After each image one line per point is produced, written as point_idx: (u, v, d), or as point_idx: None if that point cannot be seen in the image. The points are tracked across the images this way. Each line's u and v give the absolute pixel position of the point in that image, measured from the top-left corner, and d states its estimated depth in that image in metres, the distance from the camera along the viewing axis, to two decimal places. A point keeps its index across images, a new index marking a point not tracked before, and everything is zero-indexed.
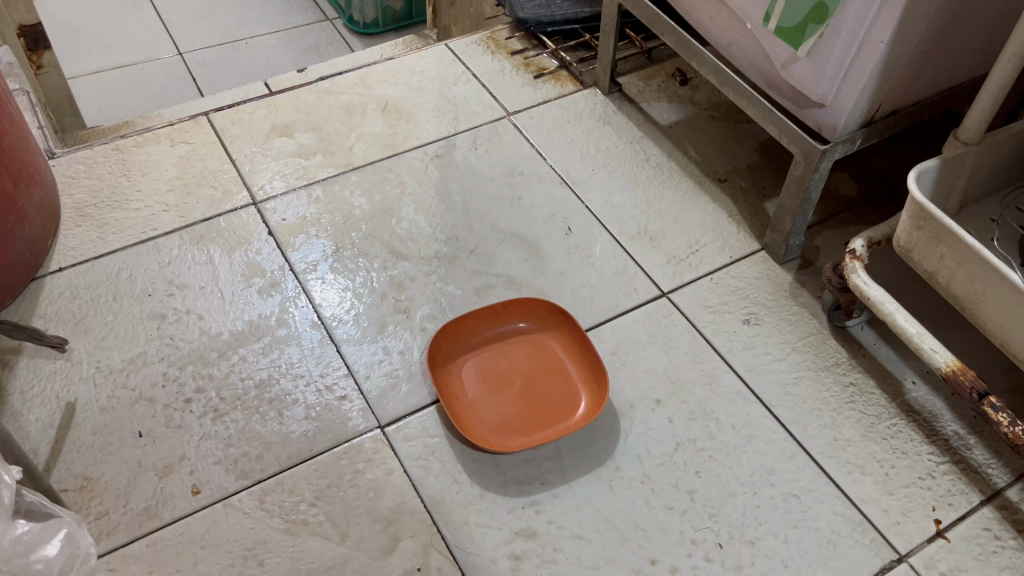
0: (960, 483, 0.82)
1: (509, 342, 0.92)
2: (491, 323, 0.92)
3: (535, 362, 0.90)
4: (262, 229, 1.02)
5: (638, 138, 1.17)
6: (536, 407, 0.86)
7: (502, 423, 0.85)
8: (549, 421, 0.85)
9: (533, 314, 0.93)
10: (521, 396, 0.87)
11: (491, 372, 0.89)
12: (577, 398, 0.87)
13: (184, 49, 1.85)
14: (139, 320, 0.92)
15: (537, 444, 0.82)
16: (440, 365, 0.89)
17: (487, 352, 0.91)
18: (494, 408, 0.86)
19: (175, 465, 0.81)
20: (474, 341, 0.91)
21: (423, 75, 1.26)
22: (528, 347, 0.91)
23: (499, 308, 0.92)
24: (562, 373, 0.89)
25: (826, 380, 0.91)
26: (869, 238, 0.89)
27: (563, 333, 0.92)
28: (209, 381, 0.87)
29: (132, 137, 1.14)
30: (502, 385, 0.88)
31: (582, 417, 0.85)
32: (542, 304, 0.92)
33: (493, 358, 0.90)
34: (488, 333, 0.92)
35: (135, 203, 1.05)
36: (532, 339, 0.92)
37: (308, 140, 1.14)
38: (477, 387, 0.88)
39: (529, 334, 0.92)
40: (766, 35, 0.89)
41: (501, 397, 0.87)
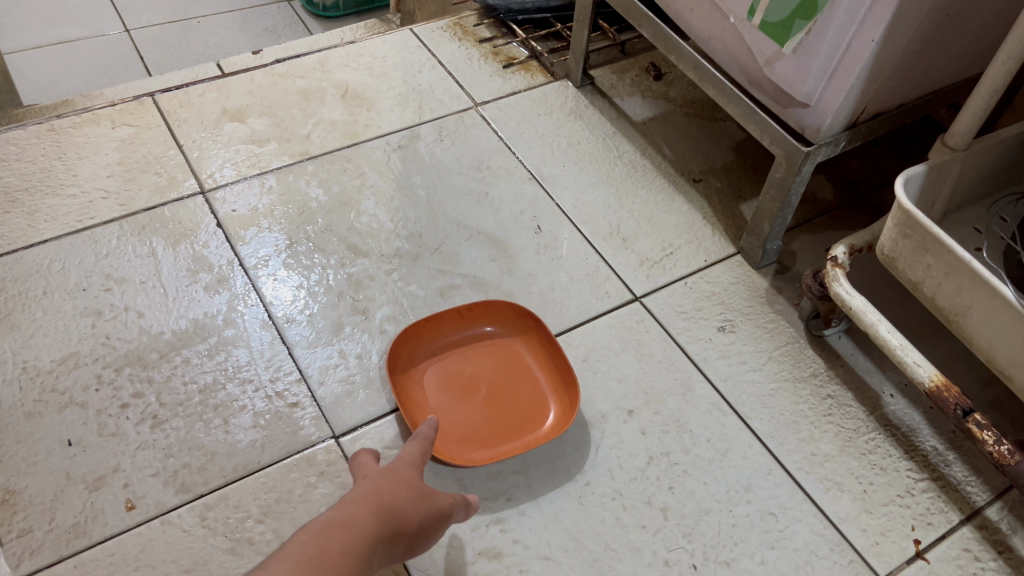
0: (939, 502, 0.79)
1: (475, 348, 0.87)
2: (455, 326, 0.87)
3: (502, 369, 0.85)
4: (210, 220, 0.95)
5: (610, 133, 1.13)
6: (503, 417, 0.81)
7: (467, 436, 0.79)
8: (515, 432, 0.80)
9: (501, 318, 0.88)
10: (487, 404, 0.82)
11: (456, 379, 0.84)
12: (546, 408, 0.82)
13: (133, 26, 1.75)
14: (72, 317, 0.85)
15: (502, 458, 0.77)
16: (401, 370, 0.83)
17: (451, 358, 0.85)
18: (459, 419, 0.81)
19: (107, 477, 0.74)
20: (438, 346, 0.86)
21: (386, 61, 1.20)
22: (494, 353, 0.86)
23: (465, 311, 0.86)
24: (531, 382, 0.84)
25: (802, 392, 0.87)
26: (851, 246, 0.86)
27: (531, 338, 0.87)
28: (148, 385, 0.80)
29: (69, 118, 1.06)
30: (467, 394, 0.83)
31: (551, 429, 0.80)
32: (510, 307, 0.87)
33: (458, 364, 0.85)
34: (452, 337, 0.87)
35: (71, 188, 0.97)
36: (499, 345, 0.87)
37: (262, 125, 1.08)
38: (441, 396, 0.82)
39: (496, 339, 0.87)
40: (750, 30, 0.85)
41: (466, 407, 0.81)
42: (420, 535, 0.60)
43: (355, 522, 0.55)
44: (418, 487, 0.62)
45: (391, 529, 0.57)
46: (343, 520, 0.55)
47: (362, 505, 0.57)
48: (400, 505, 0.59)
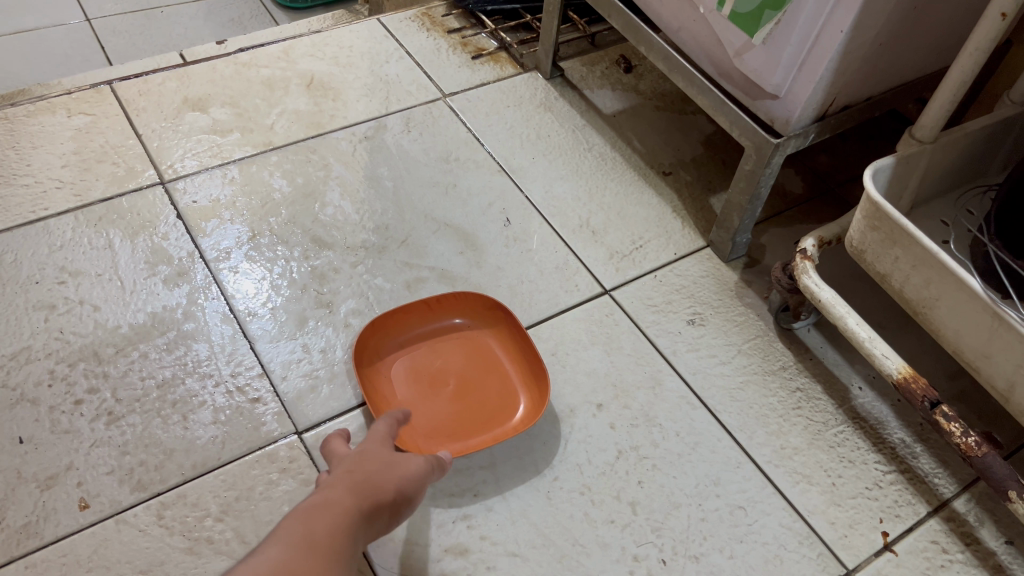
0: (907, 494, 0.79)
1: (444, 341, 0.85)
2: (424, 319, 0.86)
3: (471, 363, 0.84)
4: (169, 212, 0.93)
5: (580, 126, 1.12)
6: (472, 410, 0.80)
7: (434, 429, 0.78)
8: (484, 426, 0.79)
9: (468, 311, 0.87)
10: (455, 397, 0.81)
11: (424, 372, 0.82)
12: (515, 400, 0.81)
13: (94, 15, 1.71)
14: (24, 311, 0.82)
15: (471, 451, 0.76)
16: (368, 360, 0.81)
17: (419, 351, 0.84)
18: (427, 413, 0.79)
19: (60, 476, 0.71)
20: (406, 339, 0.85)
21: (352, 50, 1.18)
22: (463, 348, 0.85)
23: (433, 303, 0.85)
24: (501, 376, 0.83)
25: (771, 385, 0.87)
26: (820, 238, 0.85)
27: (500, 331, 0.86)
28: (103, 381, 0.78)
29: (23, 106, 1.02)
30: (435, 387, 0.81)
31: (520, 422, 0.79)
32: (478, 300, 0.86)
33: (427, 357, 0.84)
34: (420, 331, 0.85)
35: (24, 178, 0.94)
36: (468, 339, 0.86)
37: (225, 115, 1.05)
38: (409, 388, 0.81)
39: (465, 333, 0.86)
40: (720, 20, 0.84)
41: (434, 401, 0.80)
42: (400, 502, 0.61)
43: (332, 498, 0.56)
44: (393, 458, 0.64)
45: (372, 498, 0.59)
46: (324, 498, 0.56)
47: (337, 487, 0.58)
48: (376, 476, 0.61)
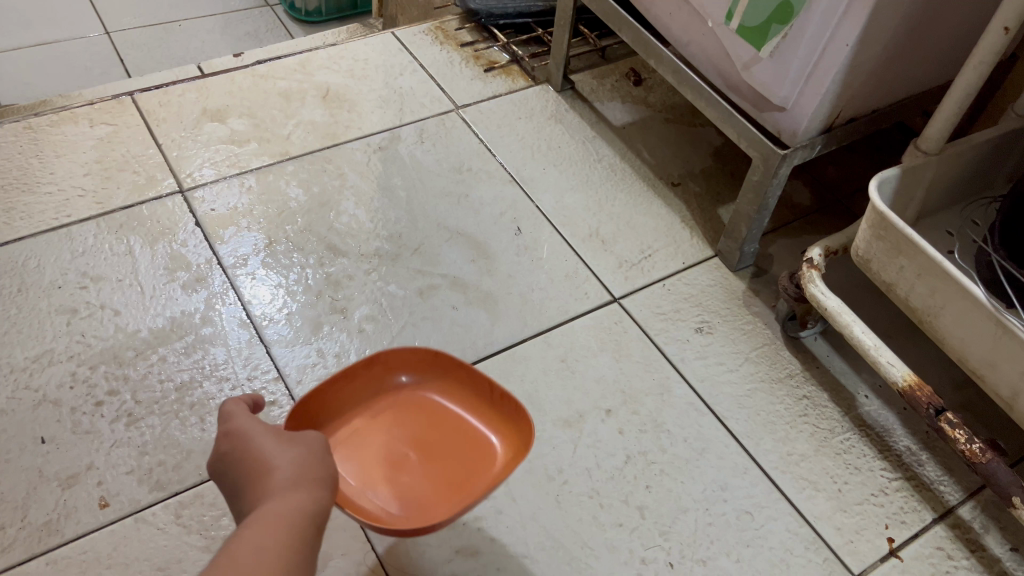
0: (912, 501, 0.80)
1: (469, 435, 0.74)
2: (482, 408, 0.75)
3: (455, 471, 0.71)
4: (188, 219, 0.95)
5: (590, 137, 1.13)
6: (393, 483, 0.70)
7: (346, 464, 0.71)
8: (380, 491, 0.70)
9: (507, 442, 0.72)
10: (410, 463, 0.72)
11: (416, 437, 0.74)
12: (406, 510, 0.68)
13: (113, 28, 1.74)
14: (47, 315, 0.84)
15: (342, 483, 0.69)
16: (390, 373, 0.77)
17: (443, 420, 0.75)
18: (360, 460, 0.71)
19: (80, 475, 0.73)
20: (444, 407, 0.76)
21: (367, 63, 1.20)
22: (474, 453, 0.72)
23: (495, 396, 0.73)
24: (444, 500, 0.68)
25: (778, 393, 0.88)
26: (826, 248, 0.87)
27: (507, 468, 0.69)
28: (123, 383, 0.80)
29: (47, 116, 1.05)
30: (403, 457, 0.72)
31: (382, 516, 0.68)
32: (519, 436, 0.71)
33: (437, 432, 0.74)
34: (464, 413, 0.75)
35: (47, 186, 0.96)
36: (491, 457, 0.72)
37: (242, 126, 1.07)
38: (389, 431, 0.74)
39: (497, 448, 0.72)
40: (728, 34, 0.86)
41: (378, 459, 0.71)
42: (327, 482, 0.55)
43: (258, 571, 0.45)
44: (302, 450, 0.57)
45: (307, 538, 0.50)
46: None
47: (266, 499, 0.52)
48: (303, 504, 0.52)
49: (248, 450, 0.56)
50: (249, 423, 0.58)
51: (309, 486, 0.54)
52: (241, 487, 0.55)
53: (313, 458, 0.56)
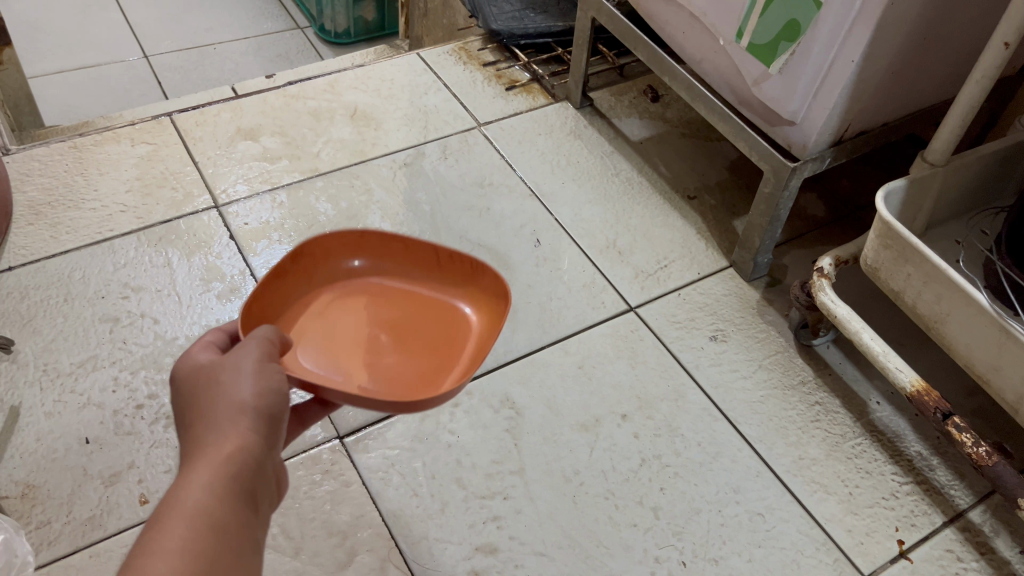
0: (923, 504, 0.82)
1: (426, 306, 0.77)
2: (431, 277, 0.78)
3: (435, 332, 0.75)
4: (223, 233, 1.00)
5: (608, 152, 1.17)
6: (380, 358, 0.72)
7: (309, 347, 0.71)
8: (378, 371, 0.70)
9: (469, 309, 0.77)
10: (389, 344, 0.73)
11: (376, 318, 0.76)
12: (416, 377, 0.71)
13: (151, 52, 1.81)
14: (91, 323, 0.89)
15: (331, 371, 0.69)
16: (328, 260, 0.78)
17: (393, 297, 0.78)
18: (321, 342, 0.72)
19: (122, 473, 0.78)
20: (388, 286, 0.78)
21: (393, 83, 1.25)
22: (436, 322, 0.76)
23: (444, 259, 0.78)
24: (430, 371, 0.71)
25: (791, 399, 0.90)
26: (836, 258, 0.89)
27: (487, 333, 0.74)
28: (162, 387, 0.84)
29: (90, 136, 1.11)
30: (367, 335, 0.74)
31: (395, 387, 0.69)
32: (479, 289, 0.77)
33: (392, 308, 0.77)
34: (413, 284, 0.79)
35: (91, 202, 1.02)
36: (454, 323, 0.76)
37: (274, 144, 1.12)
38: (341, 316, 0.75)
39: (457, 315, 0.77)
40: (738, 52, 0.89)
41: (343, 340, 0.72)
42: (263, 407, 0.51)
43: (155, 543, 0.42)
44: (233, 371, 0.52)
45: (229, 492, 0.47)
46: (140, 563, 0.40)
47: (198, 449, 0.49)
48: (230, 451, 0.48)
49: (188, 380, 0.52)
50: (194, 351, 0.55)
51: (236, 421, 0.50)
52: (182, 422, 0.52)
53: (248, 378, 0.52)
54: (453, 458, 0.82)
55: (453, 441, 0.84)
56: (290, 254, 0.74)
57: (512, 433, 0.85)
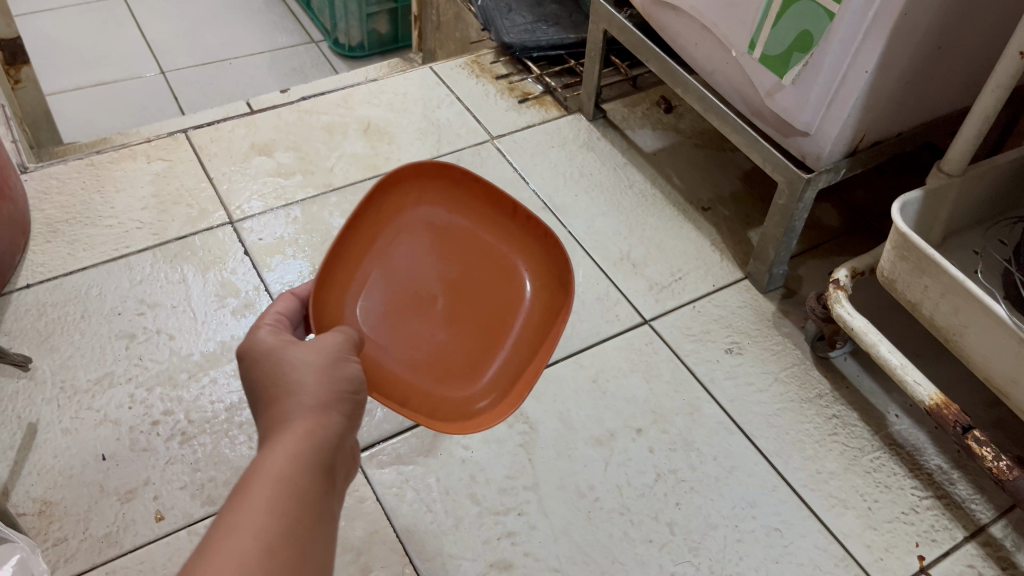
0: (943, 519, 0.81)
1: (493, 252, 0.79)
2: (499, 226, 0.80)
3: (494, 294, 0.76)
4: (238, 249, 1.00)
5: (621, 164, 1.17)
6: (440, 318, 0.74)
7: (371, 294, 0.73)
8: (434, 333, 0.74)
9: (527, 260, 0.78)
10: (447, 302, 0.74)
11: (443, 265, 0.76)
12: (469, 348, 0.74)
13: (168, 68, 1.83)
14: (108, 339, 0.90)
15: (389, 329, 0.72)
16: (400, 196, 0.79)
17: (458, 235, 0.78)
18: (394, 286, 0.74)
19: (138, 490, 0.78)
20: (459, 229, 0.79)
21: (406, 97, 1.25)
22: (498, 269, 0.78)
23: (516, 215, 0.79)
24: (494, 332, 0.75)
25: (808, 412, 0.89)
26: (852, 269, 0.89)
27: (541, 305, 0.77)
28: (177, 404, 0.85)
29: (107, 153, 1.12)
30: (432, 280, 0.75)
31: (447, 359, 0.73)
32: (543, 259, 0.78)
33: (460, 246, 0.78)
34: (476, 228, 0.80)
35: (108, 219, 1.03)
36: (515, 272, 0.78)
37: (288, 159, 1.13)
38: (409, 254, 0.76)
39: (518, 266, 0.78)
40: (751, 63, 0.89)
41: (409, 283, 0.74)
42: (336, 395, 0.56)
43: (254, 497, 0.45)
44: (311, 359, 0.56)
45: (311, 455, 0.51)
46: (235, 506, 0.44)
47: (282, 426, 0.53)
48: (312, 431, 0.52)
49: (264, 361, 0.56)
50: (265, 333, 0.59)
51: (315, 405, 0.54)
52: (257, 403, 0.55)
53: (323, 367, 0.56)
54: (467, 474, 0.82)
55: (467, 456, 0.83)
56: (368, 192, 0.75)
57: (526, 448, 0.84)
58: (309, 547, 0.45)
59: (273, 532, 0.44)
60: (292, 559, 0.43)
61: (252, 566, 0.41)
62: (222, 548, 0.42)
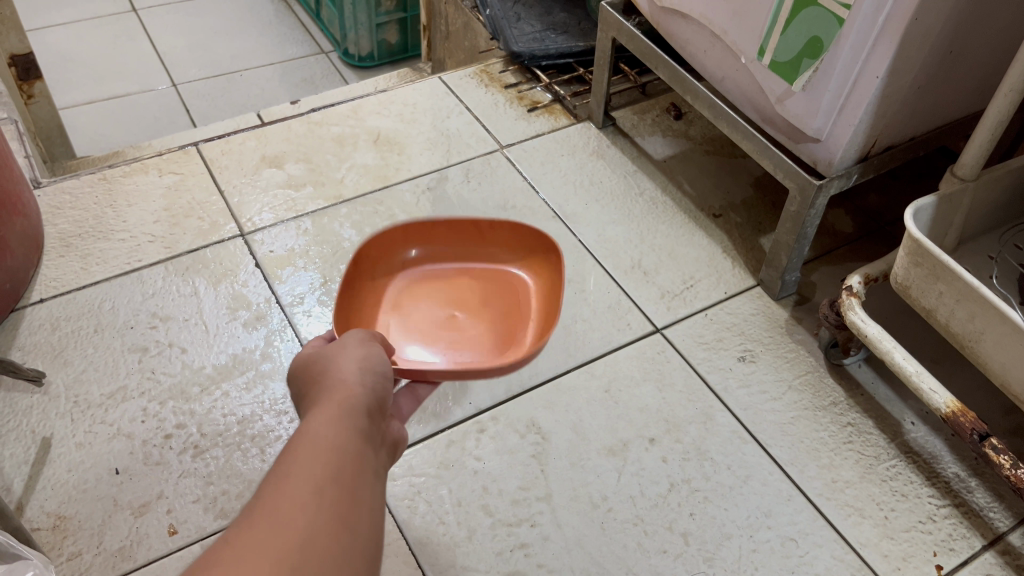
0: (961, 528, 0.80)
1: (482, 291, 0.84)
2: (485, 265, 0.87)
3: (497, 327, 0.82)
4: (249, 261, 1.01)
5: (631, 171, 1.16)
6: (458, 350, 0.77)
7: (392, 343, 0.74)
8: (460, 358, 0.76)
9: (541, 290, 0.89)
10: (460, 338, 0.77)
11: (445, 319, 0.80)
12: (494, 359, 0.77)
13: (180, 80, 1.84)
14: (121, 353, 0.90)
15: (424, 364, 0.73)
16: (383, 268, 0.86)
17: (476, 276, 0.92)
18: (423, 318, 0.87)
19: (152, 504, 0.78)
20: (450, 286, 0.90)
21: (416, 108, 1.26)
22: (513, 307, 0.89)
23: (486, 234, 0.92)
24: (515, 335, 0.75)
25: (822, 420, 0.88)
26: (866, 275, 0.88)
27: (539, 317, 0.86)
28: (190, 417, 0.85)
29: (119, 167, 1.12)
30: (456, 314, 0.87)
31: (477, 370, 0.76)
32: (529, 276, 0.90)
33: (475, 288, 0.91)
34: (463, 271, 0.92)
35: (120, 233, 1.03)
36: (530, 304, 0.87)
37: (298, 171, 1.13)
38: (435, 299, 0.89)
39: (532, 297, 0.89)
40: (761, 69, 0.88)
41: None
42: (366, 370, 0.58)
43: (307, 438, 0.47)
44: (337, 353, 0.60)
45: (352, 420, 0.52)
46: (286, 455, 0.45)
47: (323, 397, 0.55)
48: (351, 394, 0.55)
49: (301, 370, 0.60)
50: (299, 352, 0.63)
51: (349, 378, 0.57)
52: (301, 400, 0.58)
53: (349, 356, 0.60)
54: (480, 485, 0.82)
55: (479, 467, 0.83)
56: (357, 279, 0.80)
57: (538, 458, 0.84)
58: (361, 486, 0.46)
59: (325, 474, 0.45)
60: (347, 496, 0.44)
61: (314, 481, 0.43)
62: (280, 488, 0.42)
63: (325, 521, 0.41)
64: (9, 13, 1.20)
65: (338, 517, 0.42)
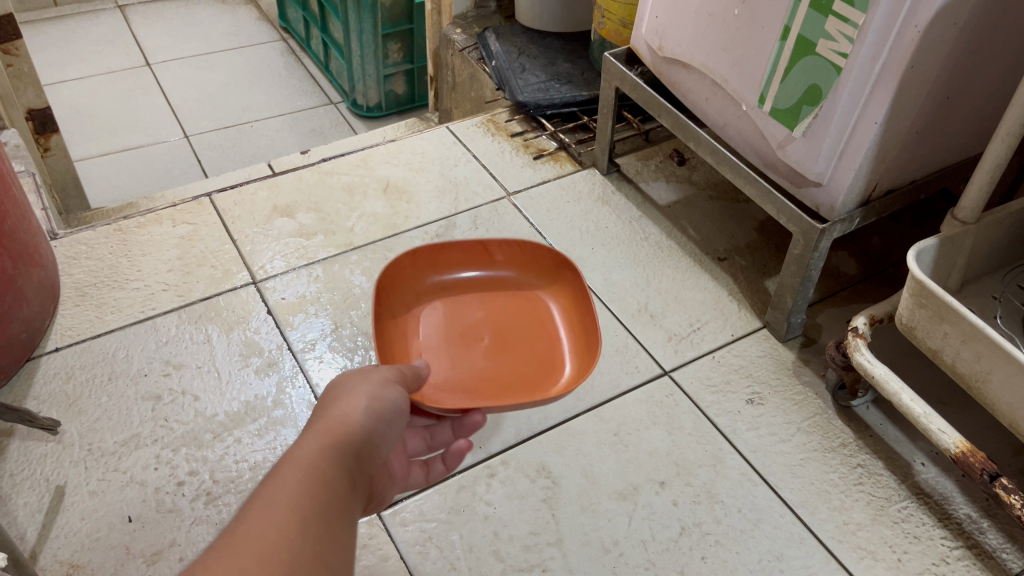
0: (974, 569, 0.79)
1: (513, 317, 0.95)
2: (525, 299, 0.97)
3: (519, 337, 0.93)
4: (261, 308, 1.02)
5: (637, 217, 1.18)
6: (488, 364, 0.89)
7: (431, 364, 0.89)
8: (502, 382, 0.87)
9: (582, 347, 0.91)
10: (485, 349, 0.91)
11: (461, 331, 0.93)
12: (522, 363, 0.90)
13: (191, 132, 1.88)
14: (134, 401, 0.91)
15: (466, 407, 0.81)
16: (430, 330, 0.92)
17: (485, 280, 0.99)
18: (432, 326, 0.93)
19: (164, 552, 0.78)
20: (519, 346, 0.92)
21: (424, 157, 1.28)
22: (549, 355, 0.91)
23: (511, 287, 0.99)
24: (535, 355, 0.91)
25: (832, 462, 0.88)
26: (870, 316, 0.89)
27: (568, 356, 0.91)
28: (202, 464, 0.86)
29: (134, 218, 1.15)
30: (477, 328, 0.93)
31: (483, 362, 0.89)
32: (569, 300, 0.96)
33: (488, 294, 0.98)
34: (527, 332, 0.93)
35: (135, 282, 1.05)
36: (569, 368, 0.90)
37: (309, 220, 1.15)
38: (441, 303, 0.96)
39: (570, 353, 0.91)
40: (761, 117, 0.90)
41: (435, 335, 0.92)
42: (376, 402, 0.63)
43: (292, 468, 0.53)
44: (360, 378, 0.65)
45: (346, 461, 0.56)
46: (267, 491, 0.51)
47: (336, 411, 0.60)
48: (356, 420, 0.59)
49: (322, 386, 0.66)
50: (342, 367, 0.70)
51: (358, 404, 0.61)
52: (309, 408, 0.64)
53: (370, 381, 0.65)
54: (491, 530, 0.82)
55: (490, 512, 0.83)
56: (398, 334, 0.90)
57: (549, 503, 0.84)
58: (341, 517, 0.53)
59: (312, 511, 0.51)
60: (328, 536, 0.50)
61: (284, 520, 0.49)
62: (273, 517, 0.48)
63: (307, 561, 0.48)
64: (27, 69, 1.23)
65: (316, 556, 0.48)
